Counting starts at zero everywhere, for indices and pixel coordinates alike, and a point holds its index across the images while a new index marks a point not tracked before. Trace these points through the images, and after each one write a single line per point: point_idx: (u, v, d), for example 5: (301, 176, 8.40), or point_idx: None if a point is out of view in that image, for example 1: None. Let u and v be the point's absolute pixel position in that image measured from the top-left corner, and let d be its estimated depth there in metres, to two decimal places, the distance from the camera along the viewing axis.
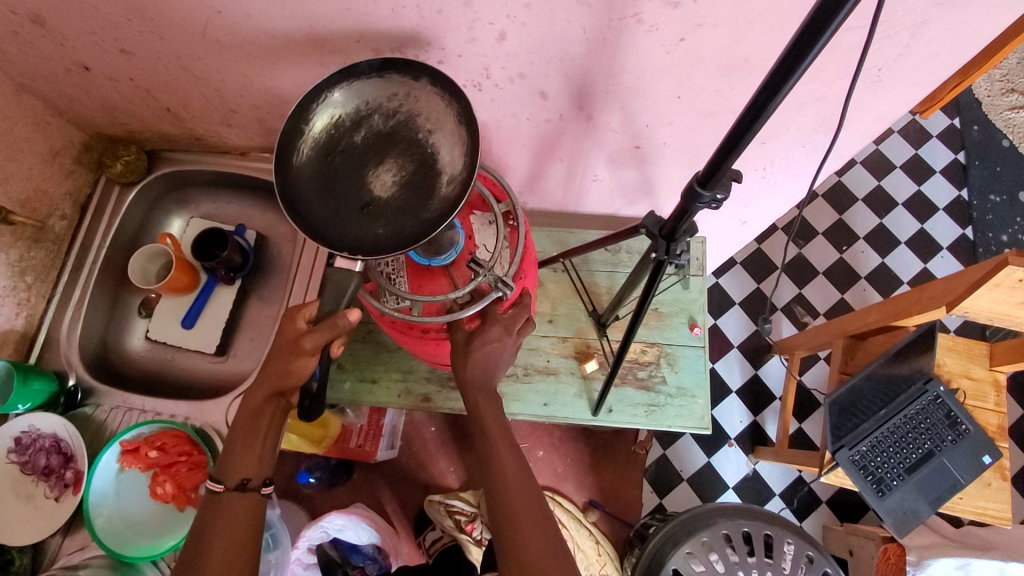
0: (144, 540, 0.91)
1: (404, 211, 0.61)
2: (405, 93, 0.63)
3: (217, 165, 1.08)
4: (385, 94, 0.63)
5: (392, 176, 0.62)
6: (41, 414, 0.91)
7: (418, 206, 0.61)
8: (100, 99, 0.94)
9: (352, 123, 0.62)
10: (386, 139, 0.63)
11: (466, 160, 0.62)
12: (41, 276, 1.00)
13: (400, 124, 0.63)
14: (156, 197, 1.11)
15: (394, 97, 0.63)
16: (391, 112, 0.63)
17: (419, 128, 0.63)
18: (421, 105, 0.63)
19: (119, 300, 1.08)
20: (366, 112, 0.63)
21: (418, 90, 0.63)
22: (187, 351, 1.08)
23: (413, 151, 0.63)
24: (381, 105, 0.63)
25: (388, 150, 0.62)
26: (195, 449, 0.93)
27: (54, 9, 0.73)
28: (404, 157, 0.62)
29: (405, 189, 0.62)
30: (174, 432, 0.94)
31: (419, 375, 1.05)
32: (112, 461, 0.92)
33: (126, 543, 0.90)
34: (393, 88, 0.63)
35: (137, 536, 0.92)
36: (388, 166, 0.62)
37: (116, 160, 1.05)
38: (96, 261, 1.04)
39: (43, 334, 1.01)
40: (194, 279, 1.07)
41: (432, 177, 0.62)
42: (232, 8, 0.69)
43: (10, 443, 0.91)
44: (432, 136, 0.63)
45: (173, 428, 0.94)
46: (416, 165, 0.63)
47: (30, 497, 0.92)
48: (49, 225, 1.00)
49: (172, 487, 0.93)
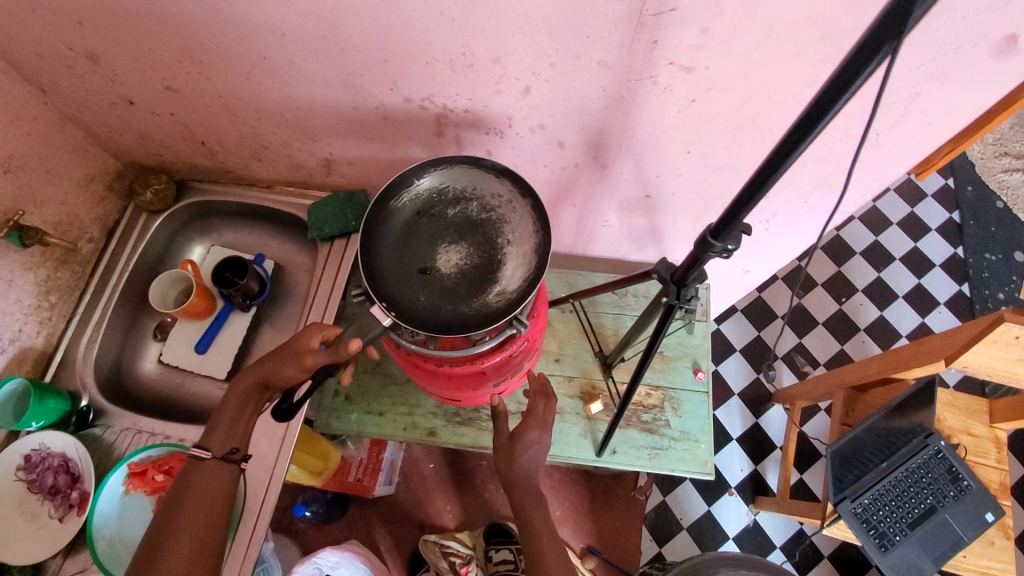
0: None
1: (451, 293, 0.74)
2: (508, 202, 0.77)
3: (241, 196, 1.11)
4: (494, 192, 0.78)
5: (458, 259, 0.76)
6: (52, 432, 0.92)
7: (464, 295, 0.74)
8: (139, 131, 0.98)
9: (453, 200, 0.78)
10: (472, 226, 0.77)
11: (519, 286, 0.74)
12: (64, 296, 1.02)
13: (490, 222, 0.77)
14: (182, 223, 1.14)
15: (499, 199, 0.78)
16: (489, 208, 0.78)
17: (502, 234, 0.77)
18: (514, 217, 0.77)
19: (135, 323, 1.09)
20: (472, 198, 0.78)
21: (518, 205, 0.77)
22: (198, 376, 1.09)
23: (487, 250, 0.76)
24: (485, 199, 0.78)
25: (468, 238, 0.77)
26: None
27: (111, 48, 0.79)
28: (476, 250, 0.76)
29: (460, 275, 0.75)
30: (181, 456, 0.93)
31: (425, 410, 1.06)
32: (118, 483, 0.91)
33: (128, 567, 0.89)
34: (501, 190, 0.78)
35: None
36: (459, 250, 0.76)
37: (146, 188, 1.08)
38: (118, 284, 1.07)
39: (60, 354, 1.02)
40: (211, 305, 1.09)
41: (487, 282, 0.75)
42: (277, 55, 0.74)
43: (18, 462, 0.91)
44: (507, 247, 0.76)
45: (181, 452, 0.93)
46: (480, 263, 0.76)
47: (34, 517, 0.91)
48: (78, 247, 1.03)
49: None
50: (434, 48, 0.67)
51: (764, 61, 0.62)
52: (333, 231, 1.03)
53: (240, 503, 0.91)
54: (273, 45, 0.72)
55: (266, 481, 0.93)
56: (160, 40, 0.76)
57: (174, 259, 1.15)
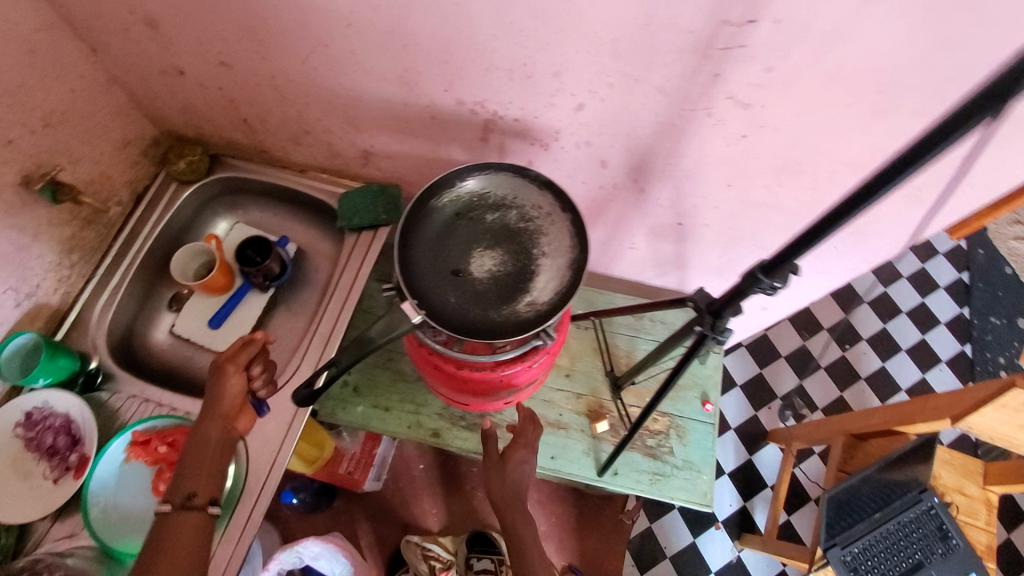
0: (136, 537, 0.86)
1: (482, 297, 0.74)
2: (547, 214, 0.78)
3: (273, 177, 1.11)
4: (535, 203, 0.79)
5: (491, 265, 0.77)
6: (57, 392, 0.89)
7: (495, 302, 0.74)
8: (183, 101, 0.99)
9: (493, 206, 0.79)
10: (509, 234, 0.78)
11: (551, 299, 0.74)
12: (85, 256, 1.01)
13: (528, 232, 0.78)
14: (210, 197, 1.13)
15: (539, 210, 0.78)
16: (528, 218, 0.78)
17: (539, 246, 0.77)
18: (551, 230, 0.78)
19: (151, 291, 1.08)
20: (512, 206, 0.79)
21: (557, 219, 0.78)
22: (207, 352, 1.07)
23: (521, 259, 0.77)
24: (525, 209, 0.79)
25: (505, 245, 0.77)
26: None
27: (173, 18, 0.79)
28: (510, 258, 0.77)
29: (493, 280, 0.76)
30: (185, 430, 0.90)
31: (432, 410, 1.06)
32: (119, 451, 0.89)
33: (119, 538, 0.85)
34: (542, 202, 0.78)
35: (130, 532, 0.86)
36: (494, 256, 0.77)
37: (180, 159, 1.07)
38: (141, 249, 1.06)
39: (75, 313, 1.00)
40: (230, 281, 1.08)
41: (519, 290, 0.75)
42: (338, 44, 0.75)
43: (18, 417, 0.88)
44: (541, 259, 0.77)
45: (186, 425, 0.90)
46: (513, 271, 0.76)
47: (27, 476, 0.86)
48: (106, 209, 1.03)
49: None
50: (497, 56, 0.68)
51: (821, 106, 0.63)
52: (361, 222, 1.03)
53: (241, 484, 0.87)
54: (336, 33, 0.73)
55: (266, 473, 0.89)
56: (224, 16, 0.76)
57: (197, 231, 1.14)
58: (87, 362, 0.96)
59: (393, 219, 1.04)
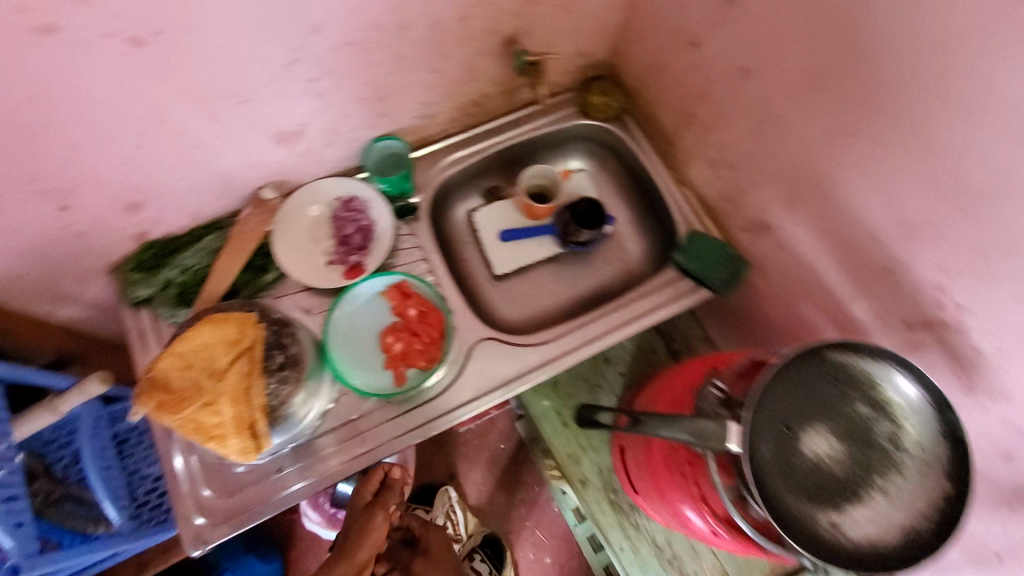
0: (343, 360, 0.86)
1: (794, 476, 0.63)
2: (926, 465, 0.63)
3: (652, 168, 1.05)
4: (922, 442, 0.64)
5: (825, 455, 0.65)
6: (383, 201, 0.93)
7: (802, 492, 0.63)
8: (656, 60, 0.94)
9: (873, 403, 0.66)
10: (866, 444, 0.65)
11: (858, 547, 0.61)
12: (478, 113, 1.01)
13: (886, 460, 0.64)
14: (590, 138, 1.10)
15: (920, 452, 0.63)
16: (898, 448, 0.64)
17: (887, 483, 0.63)
18: (913, 482, 0.63)
19: (487, 173, 1.08)
20: (893, 422, 0.65)
21: (933, 479, 0.62)
22: (480, 254, 1.07)
23: (858, 478, 0.64)
24: (905, 438, 0.64)
25: (853, 450, 0.65)
26: (437, 340, 0.87)
27: (754, 10, 0.72)
28: (848, 467, 0.64)
29: (815, 470, 0.64)
30: (438, 313, 0.89)
31: (595, 460, 1.00)
32: (384, 283, 0.90)
33: (333, 350, 0.86)
34: (931, 448, 0.63)
35: (342, 352, 0.86)
36: (834, 450, 0.65)
37: (600, 94, 1.04)
38: (515, 139, 1.05)
39: (433, 147, 1.01)
40: (545, 215, 1.06)
41: (832, 503, 0.63)
42: (893, 157, 0.64)
43: (344, 195, 0.93)
44: (881, 498, 0.63)
45: (441, 309, 0.89)
46: (840, 481, 0.64)
47: (314, 243, 0.91)
48: (523, 91, 1.01)
49: (399, 347, 0.87)
50: None
51: None
52: (697, 270, 0.95)
53: (433, 394, 0.86)
54: (907, 150, 0.62)
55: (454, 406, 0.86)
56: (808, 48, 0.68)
57: (555, 155, 1.11)
58: (410, 191, 0.96)
59: (722, 291, 0.95)
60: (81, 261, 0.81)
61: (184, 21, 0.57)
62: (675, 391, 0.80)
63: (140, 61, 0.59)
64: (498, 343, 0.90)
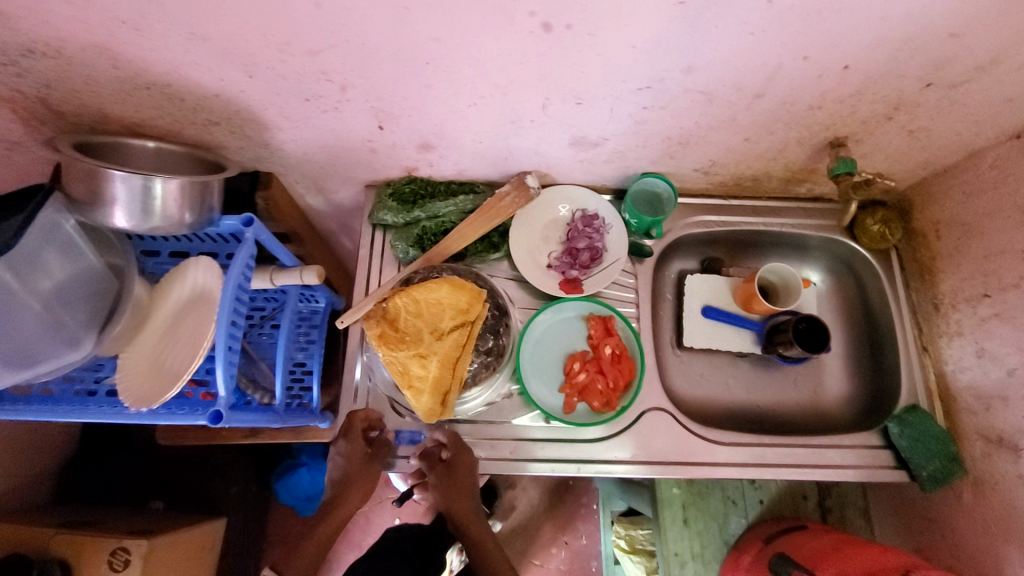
0: (525, 362, 0.86)
1: None
2: None
3: (899, 321, 0.95)
4: None
5: None
6: (623, 233, 0.92)
7: None
8: (971, 222, 0.84)
9: None
10: None
11: None
12: (748, 187, 0.96)
13: None
14: (842, 257, 1.02)
15: None
16: None
17: None
18: None
19: (721, 245, 1.03)
20: None
21: None
22: (675, 317, 1.03)
23: None
24: None
25: None
26: (619, 391, 0.84)
27: None
28: None
29: None
30: (630, 365, 0.86)
31: (698, 573, 0.94)
32: (593, 312, 0.89)
33: (521, 349, 0.87)
34: None
35: (527, 354, 0.87)
36: None
37: (881, 224, 0.94)
38: (767, 227, 0.99)
39: (687, 199, 0.98)
40: (762, 313, 0.99)
41: None
42: None
43: (591, 209, 0.93)
44: None
45: (635, 362, 0.86)
46: None
47: (545, 241, 0.92)
48: (803, 186, 0.95)
49: (582, 379, 0.85)
50: None
51: None
52: (907, 451, 0.85)
53: (592, 437, 0.85)
54: None
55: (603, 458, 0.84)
56: None
57: (794, 256, 1.05)
58: (653, 236, 0.95)
59: (925, 485, 0.85)
60: (356, 171, 0.88)
61: (592, 24, 0.58)
62: (857, 572, 0.72)
63: (532, 45, 0.60)
64: (671, 419, 0.87)
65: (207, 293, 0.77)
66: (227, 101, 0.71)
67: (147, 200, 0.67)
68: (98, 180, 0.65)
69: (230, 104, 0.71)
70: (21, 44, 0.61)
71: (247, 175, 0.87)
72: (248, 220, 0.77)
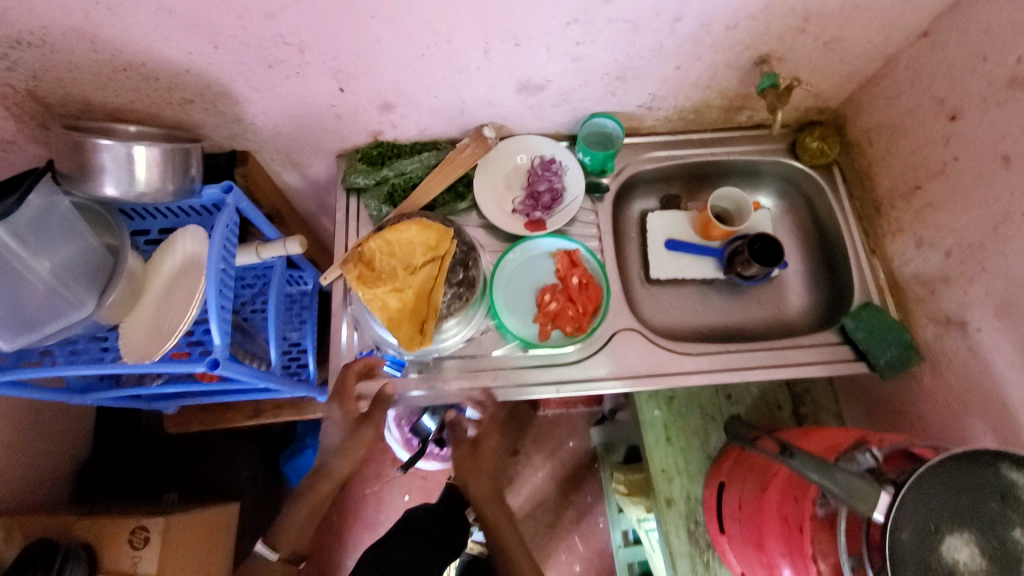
0: (498, 298, 0.92)
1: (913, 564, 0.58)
2: None
3: (847, 229, 1.01)
4: None
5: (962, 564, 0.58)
6: (579, 172, 0.98)
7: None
8: (897, 123, 0.90)
9: None
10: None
11: None
12: (694, 120, 1.03)
13: None
14: (791, 179, 1.08)
15: None
16: None
17: None
18: None
19: (677, 180, 1.10)
20: None
21: None
22: (642, 251, 1.09)
23: None
24: None
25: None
26: (587, 316, 0.91)
27: None
28: None
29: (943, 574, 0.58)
30: (597, 291, 0.92)
31: (684, 486, 0.99)
32: (558, 247, 0.95)
33: (493, 286, 0.93)
34: None
35: (499, 291, 0.93)
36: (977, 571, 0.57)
37: (820, 140, 1.01)
38: (718, 156, 1.06)
39: (639, 138, 1.05)
40: (719, 238, 1.05)
41: None
42: None
43: (546, 154, 0.99)
44: None
45: (601, 289, 0.92)
46: None
47: (507, 188, 0.98)
48: (743, 113, 1.01)
49: (552, 307, 0.91)
50: None
51: None
52: (863, 343, 0.91)
53: (569, 357, 0.91)
54: None
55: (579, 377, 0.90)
56: None
57: (747, 184, 1.11)
58: (607, 173, 1.01)
59: (883, 372, 0.90)
60: (325, 140, 0.95)
61: None
62: (818, 447, 0.76)
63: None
64: (639, 338, 0.93)
65: (196, 258, 0.83)
66: (197, 76, 0.78)
67: (132, 168, 0.74)
68: (85, 152, 0.72)
69: (200, 78, 0.78)
70: (5, 34, 0.67)
71: (223, 151, 0.94)
72: (228, 187, 0.84)
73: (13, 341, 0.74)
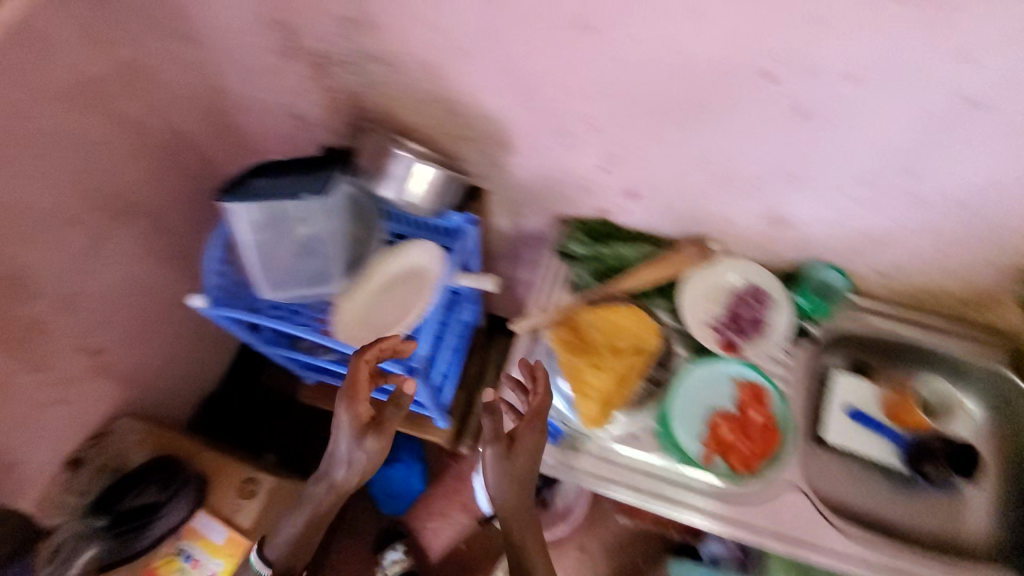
0: (673, 407, 0.90)
1: None
2: None
3: None
4: None
5: None
6: (793, 312, 0.95)
7: None
8: None
9: None
10: None
11: None
12: (921, 301, 0.99)
13: None
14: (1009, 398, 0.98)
15: None
16: None
17: None
18: None
19: (878, 352, 1.04)
20: None
21: None
22: (816, 411, 1.01)
23: None
24: None
25: None
26: (761, 459, 0.88)
27: None
28: None
29: None
30: (778, 437, 0.89)
31: None
32: (751, 376, 0.92)
33: (674, 395, 0.91)
34: None
35: (676, 401, 0.90)
36: None
37: None
38: (933, 347, 0.99)
39: (855, 299, 1.02)
40: (911, 427, 0.99)
41: None
42: None
43: (762, 283, 0.97)
44: None
45: (784, 436, 0.90)
46: None
47: (713, 300, 0.96)
48: (984, 313, 0.96)
49: (729, 436, 0.89)
50: None
51: None
52: None
53: (719, 490, 0.87)
54: None
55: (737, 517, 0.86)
56: None
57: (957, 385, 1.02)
58: (819, 324, 0.98)
59: None
60: (554, 202, 1.01)
61: (846, 117, 0.69)
62: None
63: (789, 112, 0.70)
64: (808, 502, 0.88)
65: (421, 271, 0.90)
66: (488, 121, 0.86)
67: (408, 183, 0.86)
68: (385, 158, 0.85)
69: (495, 125, 0.86)
70: (374, 51, 0.80)
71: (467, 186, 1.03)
72: (471, 219, 0.93)
73: (271, 291, 0.91)
